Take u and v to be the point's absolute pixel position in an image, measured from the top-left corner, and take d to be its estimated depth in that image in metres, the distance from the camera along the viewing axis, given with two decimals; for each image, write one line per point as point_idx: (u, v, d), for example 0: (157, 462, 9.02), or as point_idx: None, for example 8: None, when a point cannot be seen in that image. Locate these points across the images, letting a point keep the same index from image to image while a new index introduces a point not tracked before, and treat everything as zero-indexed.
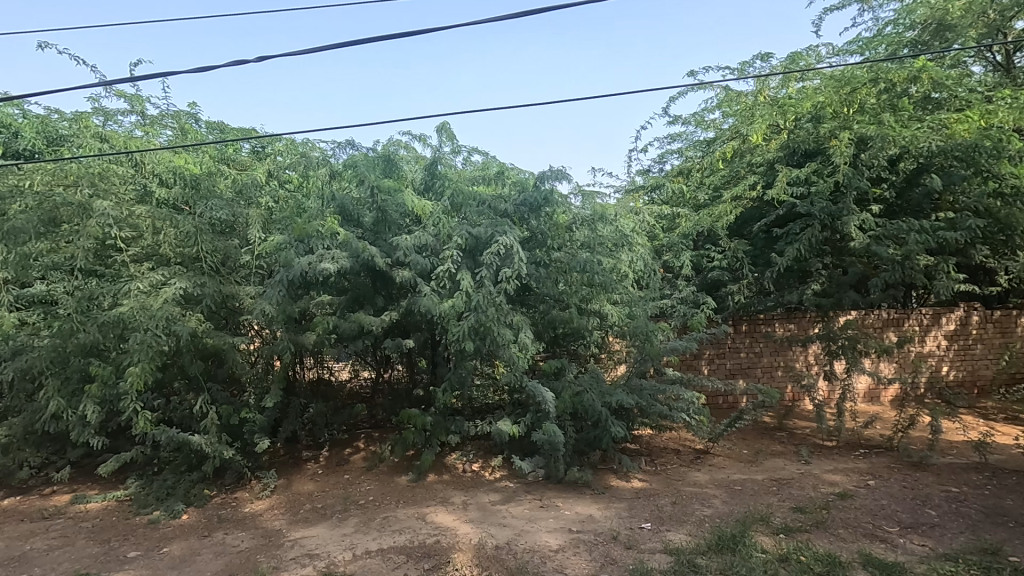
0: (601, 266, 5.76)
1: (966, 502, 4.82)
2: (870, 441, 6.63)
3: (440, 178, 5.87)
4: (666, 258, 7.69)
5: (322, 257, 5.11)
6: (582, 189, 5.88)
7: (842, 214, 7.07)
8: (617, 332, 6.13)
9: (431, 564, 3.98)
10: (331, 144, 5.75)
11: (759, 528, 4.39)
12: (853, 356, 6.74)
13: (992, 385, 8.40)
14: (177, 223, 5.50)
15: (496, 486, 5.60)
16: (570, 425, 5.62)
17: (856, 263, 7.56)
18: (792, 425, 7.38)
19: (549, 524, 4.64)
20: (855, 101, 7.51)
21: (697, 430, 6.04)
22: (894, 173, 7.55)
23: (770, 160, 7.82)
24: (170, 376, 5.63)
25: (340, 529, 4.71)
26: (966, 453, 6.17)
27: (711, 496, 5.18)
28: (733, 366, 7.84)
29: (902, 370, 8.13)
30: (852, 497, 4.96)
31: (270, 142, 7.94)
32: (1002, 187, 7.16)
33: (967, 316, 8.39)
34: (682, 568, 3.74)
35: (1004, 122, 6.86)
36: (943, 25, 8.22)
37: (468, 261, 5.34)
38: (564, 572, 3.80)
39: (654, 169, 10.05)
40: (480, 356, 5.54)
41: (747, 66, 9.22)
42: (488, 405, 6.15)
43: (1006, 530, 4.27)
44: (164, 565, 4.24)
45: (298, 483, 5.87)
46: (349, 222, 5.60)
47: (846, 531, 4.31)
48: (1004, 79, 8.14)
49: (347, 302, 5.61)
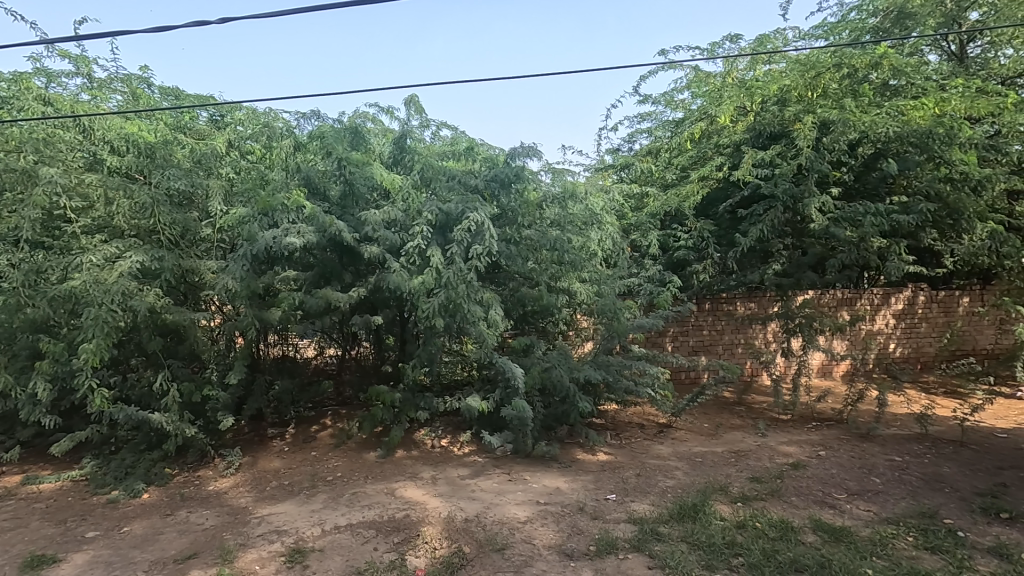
0: (571, 244, 5.80)
1: (908, 470, 5.14)
2: (822, 415, 6.97)
3: (409, 153, 5.75)
4: (634, 237, 7.80)
5: (287, 231, 5.02)
6: (552, 166, 5.86)
7: (803, 196, 7.31)
8: (585, 310, 6.22)
9: (401, 537, 4.02)
10: (295, 114, 5.56)
11: (718, 497, 4.59)
12: (809, 334, 7.04)
13: (934, 361, 8.89)
14: (131, 193, 5.19)
15: (465, 461, 5.66)
16: (538, 401, 5.73)
17: (814, 244, 7.85)
18: (750, 400, 7.71)
19: (517, 497, 4.72)
20: (819, 85, 7.68)
21: (661, 405, 6.23)
22: (853, 157, 7.81)
23: (736, 142, 8.03)
24: (126, 353, 5.46)
25: (308, 506, 4.69)
26: (909, 425, 6.56)
27: (673, 468, 5.37)
28: (695, 343, 8.09)
29: (853, 347, 8.54)
30: (805, 467, 5.22)
31: (228, 111, 7.61)
32: (952, 173, 7.42)
33: (914, 296, 8.81)
34: (645, 536, 3.88)
35: (957, 110, 7.13)
36: (904, 13, 8.42)
37: (438, 237, 5.31)
38: (531, 542, 3.91)
39: (624, 149, 10.11)
40: (449, 333, 5.53)
41: (717, 47, 9.32)
42: (457, 381, 6.14)
43: (942, 495, 4.59)
44: (126, 545, 4.16)
45: (264, 460, 5.81)
46: (315, 196, 5.53)
47: (798, 498, 4.54)
48: (958, 69, 8.48)
49: (313, 279, 5.50)
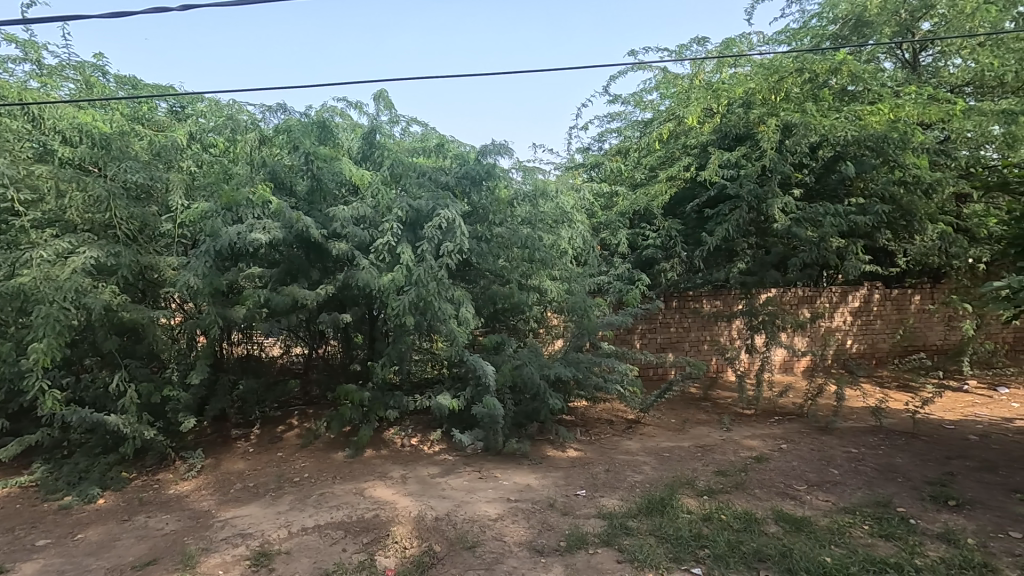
0: (542, 242, 5.82)
1: (864, 461, 5.35)
2: (783, 409, 7.19)
3: (378, 148, 5.67)
4: (604, 236, 7.87)
5: (252, 227, 4.89)
6: (523, 164, 5.85)
7: (767, 197, 7.51)
8: (556, 307, 6.26)
9: (370, 538, 3.97)
10: (260, 107, 5.42)
11: (685, 490, 4.68)
12: (772, 330, 7.25)
13: (888, 357, 9.27)
14: (84, 185, 4.96)
15: (435, 459, 5.63)
16: (509, 398, 5.75)
17: (777, 244, 8.10)
18: (716, 395, 7.89)
19: (488, 494, 4.72)
20: (782, 89, 7.94)
21: (630, 401, 6.32)
22: (814, 160, 8.05)
23: (703, 143, 8.20)
24: (80, 353, 5.23)
25: (274, 508, 4.59)
26: (864, 418, 6.82)
27: (642, 463, 5.46)
28: (663, 340, 8.22)
29: (813, 343, 8.84)
30: (767, 460, 5.38)
31: (190, 102, 7.38)
32: (905, 176, 7.73)
33: (870, 294, 9.16)
34: (615, 531, 3.93)
35: (910, 116, 7.43)
36: (862, 21, 8.70)
37: (409, 234, 5.26)
38: (502, 539, 3.92)
39: (594, 148, 10.20)
40: (419, 331, 5.50)
41: (684, 49, 9.47)
42: (428, 379, 6.11)
43: (896, 485, 4.79)
44: (80, 553, 4.00)
45: (228, 462, 5.66)
46: (282, 191, 5.42)
47: (761, 490, 4.68)
48: (912, 77, 8.83)
49: (279, 276, 5.37)
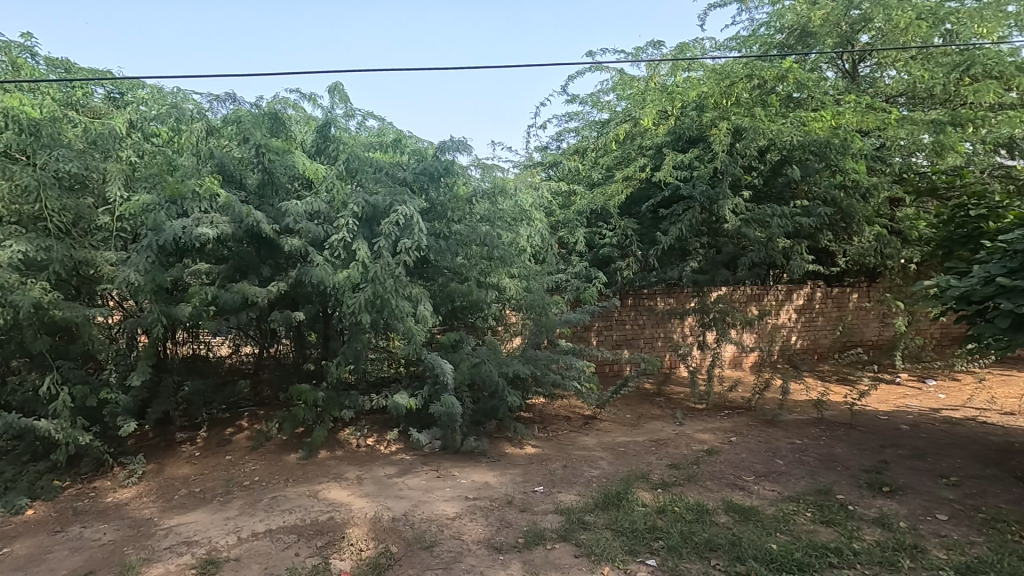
0: (500, 240, 5.82)
1: (807, 451, 5.61)
2: (733, 403, 7.46)
3: (333, 142, 5.52)
4: (562, 234, 7.98)
5: (198, 221, 4.69)
6: (481, 161, 5.79)
7: (718, 198, 7.76)
8: (514, 305, 6.28)
9: (324, 541, 3.88)
10: (208, 96, 5.18)
11: (640, 484, 4.79)
12: (722, 327, 7.53)
13: (828, 352, 9.76)
14: (11, 174, 4.61)
15: (392, 459, 5.55)
16: (467, 396, 5.73)
17: (728, 243, 8.39)
18: (669, 390, 8.10)
19: (446, 493, 4.69)
20: (733, 94, 8.23)
21: (586, 397, 6.41)
22: (762, 163, 8.35)
23: (658, 144, 8.31)
24: (6, 354, 4.89)
25: (222, 513, 4.41)
26: (807, 410, 7.15)
27: (598, 458, 5.55)
28: (619, 337, 8.36)
29: (760, 340, 9.20)
30: (718, 453, 5.57)
31: (130, 88, 6.99)
32: (846, 180, 8.13)
33: (813, 293, 9.61)
34: (572, 526, 3.98)
35: (850, 123, 7.83)
36: (805, 32, 9.26)
37: (365, 230, 5.16)
38: (460, 538, 3.90)
39: (552, 147, 10.27)
40: (376, 330, 5.41)
41: (640, 52, 9.68)
42: (384, 378, 6.01)
43: (836, 473, 5.05)
44: (6, 568, 3.74)
45: (172, 467, 5.41)
46: (230, 184, 5.23)
47: (712, 482, 4.84)
48: (852, 86, 9.30)
49: (228, 272, 5.17)
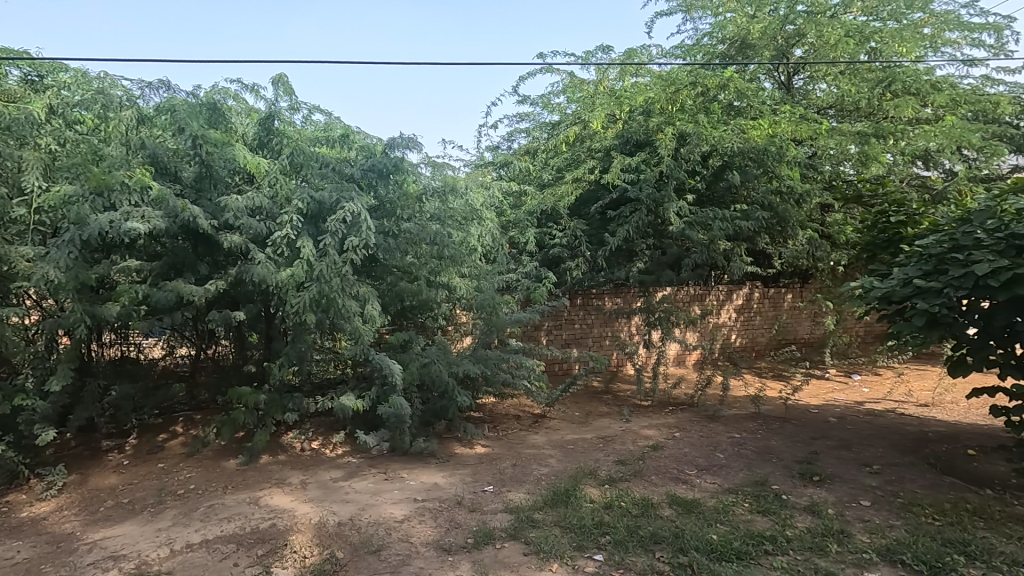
0: (451, 239, 5.75)
1: (745, 445, 5.87)
2: (676, 400, 7.70)
3: (277, 136, 5.31)
4: (513, 234, 8.01)
5: (128, 215, 4.43)
6: (432, 159, 5.73)
7: (663, 201, 8.00)
8: (465, 305, 6.25)
9: (265, 549, 3.73)
10: (138, 82, 4.89)
11: (588, 481, 4.86)
12: (667, 326, 7.78)
13: (765, 349, 10.25)
14: None
15: (338, 462, 5.41)
16: (417, 397, 5.66)
17: (673, 245, 8.60)
18: (616, 388, 8.29)
19: (394, 495, 4.62)
20: (678, 100, 8.49)
21: (536, 395, 6.46)
22: (705, 168, 8.67)
23: (607, 147, 8.47)
24: None
25: (153, 525, 4.17)
26: (746, 405, 7.49)
27: (547, 456, 5.60)
28: (568, 336, 8.49)
29: (702, 338, 9.55)
30: (663, 448, 5.73)
31: (49, 71, 6.49)
32: (781, 187, 8.54)
33: (751, 293, 10.05)
34: (521, 524, 4.00)
35: (786, 132, 8.24)
36: (745, 43, 9.67)
37: (310, 227, 5.02)
38: (408, 541, 3.84)
39: (503, 147, 10.29)
40: (321, 330, 5.25)
41: (590, 56, 9.84)
42: (330, 379, 5.84)
43: (771, 464, 5.31)
44: None
45: (97, 477, 5.07)
46: (164, 176, 4.96)
47: (656, 477, 4.98)
48: (788, 97, 9.79)
49: (161, 270, 4.91)
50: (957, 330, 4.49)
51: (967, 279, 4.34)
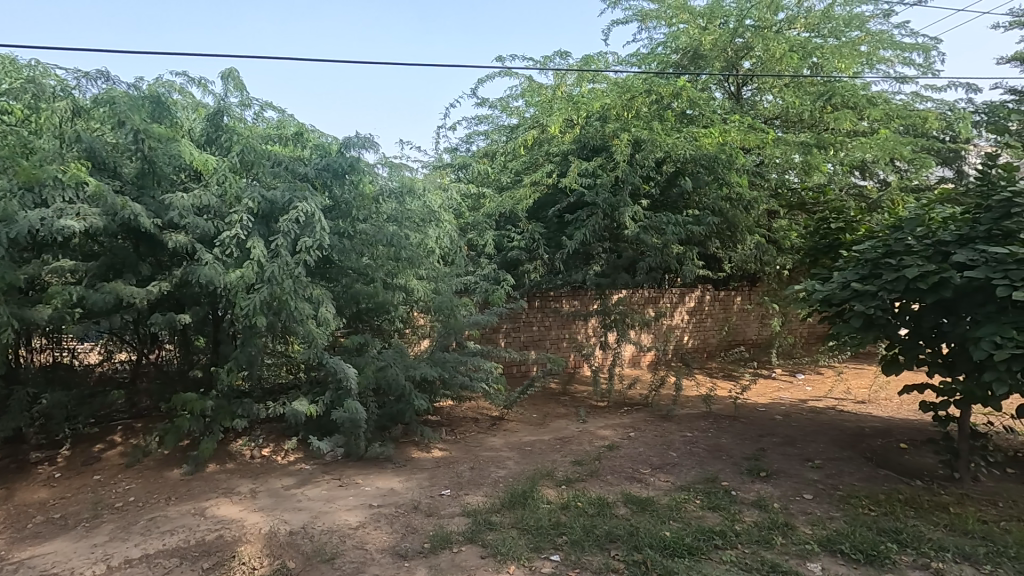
0: (408, 241, 5.67)
1: (696, 443, 6.05)
2: (632, 400, 7.85)
3: (226, 132, 5.10)
4: (471, 236, 7.99)
5: (61, 212, 4.17)
6: (389, 160, 5.66)
7: (619, 205, 8.17)
8: (422, 307, 6.22)
9: (211, 562, 3.58)
10: (73, 72, 4.64)
11: (545, 482, 4.90)
12: (622, 328, 7.94)
13: (716, 350, 10.59)
14: None
15: (290, 470, 5.25)
16: (372, 401, 5.57)
17: (628, 248, 8.81)
18: (573, 389, 8.40)
19: (349, 502, 4.52)
20: (633, 107, 8.72)
21: (494, 398, 6.46)
22: (659, 173, 8.91)
23: (564, 151, 8.60)
24: None
25: (88, 540, 3.94)
26: (697, 405, 7.72)
27: (505, 458, 5.61)
28: (526, 338, 8.55)
29: (657, 339, 9.79)
30: (618, 448, 5.84)
31: None
32: (731, 194, 8.81)
33: (703, 296, 10.35)
34: (478, 527, 3.99)
35: (735, 140, 8.56)
36: (698, 54, 10.00)
37: (261, 227, 4.88)
38: (363, 548, 3.77)
39: (461, 149, 10.27)
40: (273, 333, 5.09)
41: (548, 61, 9.96)
42: (282, 384, 5.66)
43: (721, 461, 5.49)
44: None
45: (24, 492, 4.76)
46: (102, 172, 4.72)
47: (612, 476, 5.06)
48: (737, 107, 10.17)
49: (99, 270, 4.67)
50: (890, 330, 4.84)
51: (899, 282, 4.57)
